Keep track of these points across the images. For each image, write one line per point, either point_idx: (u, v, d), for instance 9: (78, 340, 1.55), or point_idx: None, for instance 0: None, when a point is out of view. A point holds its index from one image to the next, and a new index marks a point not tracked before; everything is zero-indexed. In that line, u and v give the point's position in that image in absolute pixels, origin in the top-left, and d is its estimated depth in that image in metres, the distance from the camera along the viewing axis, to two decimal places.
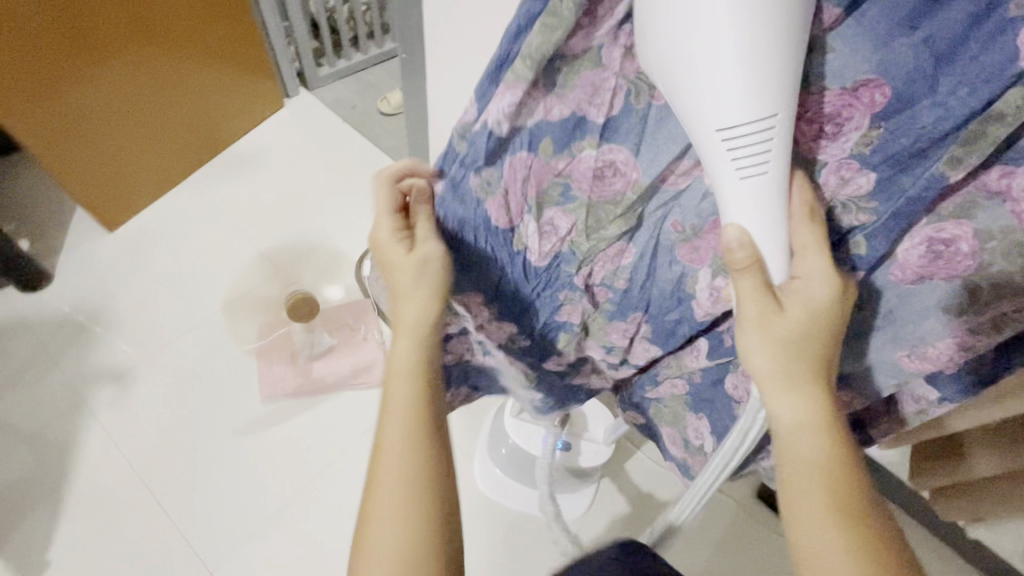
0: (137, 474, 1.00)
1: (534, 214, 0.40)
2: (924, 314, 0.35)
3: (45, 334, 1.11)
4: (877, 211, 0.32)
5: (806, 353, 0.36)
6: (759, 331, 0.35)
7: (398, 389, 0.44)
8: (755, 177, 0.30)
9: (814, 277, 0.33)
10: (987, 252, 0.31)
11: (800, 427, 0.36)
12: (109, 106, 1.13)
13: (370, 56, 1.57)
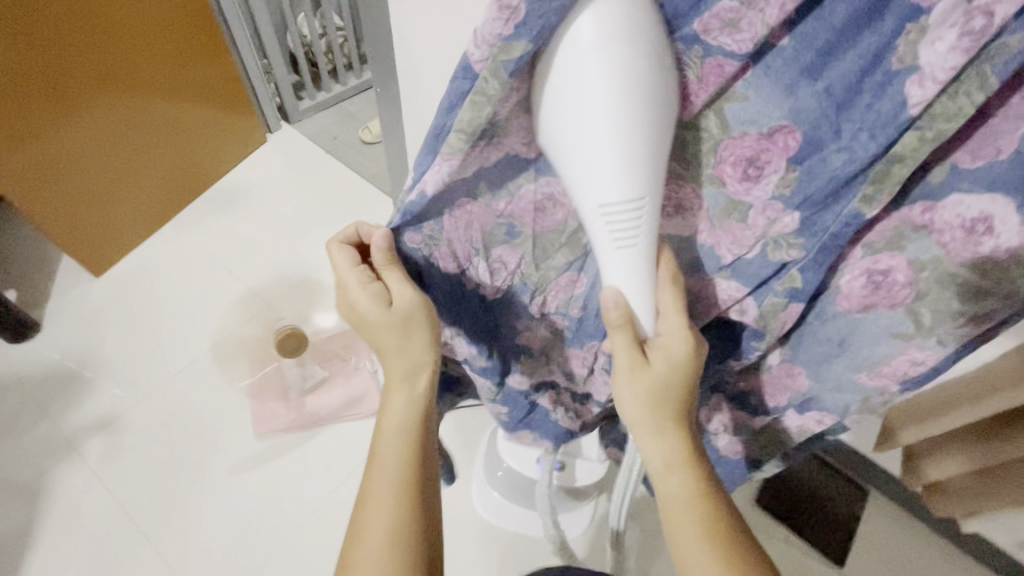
0: (134, 522, 0.98)
1: (482, 253, 0.42)
2: (877, 340, 0.39)
3: (33, 388, 1.10)
4: (805, 246, 0.36)
5: (675, 399, 0.41)
6: (636, 384, 0.39)
7: (389, 426, 0.46)
8: (626, 247, 0.35)
9: (676, 337, 0.39)
10: (920, 280, 0.35)
11: (671, 468, 0.42)
12: (88, 151, 1.14)
13: (350, 86, 1.60)
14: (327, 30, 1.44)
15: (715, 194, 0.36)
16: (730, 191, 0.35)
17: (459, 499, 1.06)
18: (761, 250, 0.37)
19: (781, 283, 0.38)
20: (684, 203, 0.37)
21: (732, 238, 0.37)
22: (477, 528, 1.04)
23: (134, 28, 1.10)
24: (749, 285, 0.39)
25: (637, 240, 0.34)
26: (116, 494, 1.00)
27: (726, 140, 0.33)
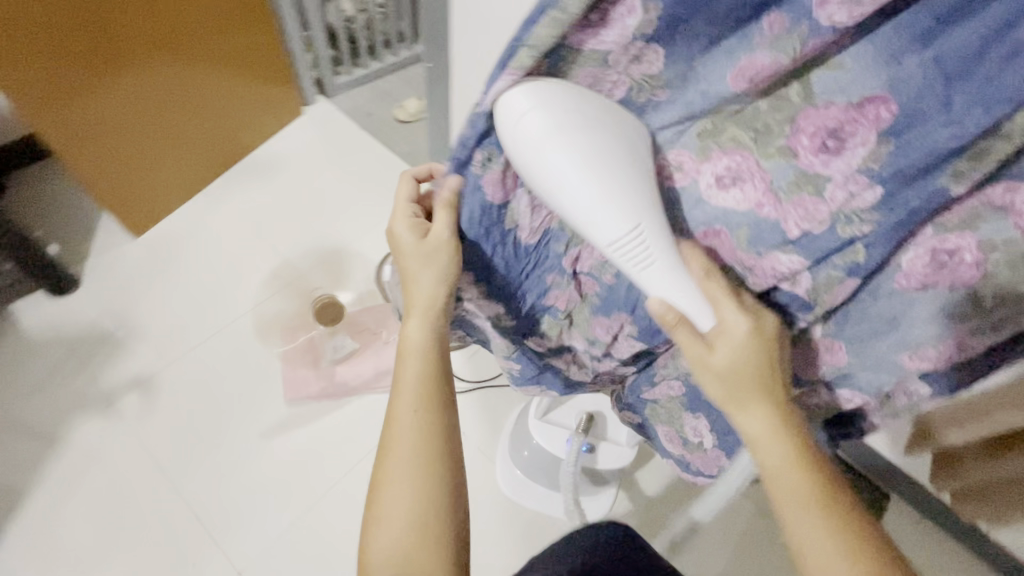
0: (167, 477, 1.01)
1: (529, 190, 0.41)
2: (929, 318, 0.37)
3: (71, 342, 1.13)
4: (878, 223, 0.34)
5: (760, 374, 0.39)
6: (708, 372, 0.40)
7: (408, 369, 0.48)
8: (651, 266, 0.37)
9: (734, 322, 0.38)
10: (989, 262, 0.33)
11: (765, 440, 0.40)
12: (132, 112, 1.15)
13: (387, 64, 1.60)
14: (369, 6, 1.44)
15: (785, 167, 0.35)
16: (803, 164, 0.34)
17: (481, 478, 1.07)
18: (831, 224, 0.35)
19: (843, 257, 0.36)
20: (745, 172, 0.36)
21: (801, 212, 0.35)
22: (499, 507, 1.05)
23: None
24: (811, 258, 0.37)
25: (654, 260, 0.36)
26: (149, 449, 1.03)
27: (806, 110, 0.33)
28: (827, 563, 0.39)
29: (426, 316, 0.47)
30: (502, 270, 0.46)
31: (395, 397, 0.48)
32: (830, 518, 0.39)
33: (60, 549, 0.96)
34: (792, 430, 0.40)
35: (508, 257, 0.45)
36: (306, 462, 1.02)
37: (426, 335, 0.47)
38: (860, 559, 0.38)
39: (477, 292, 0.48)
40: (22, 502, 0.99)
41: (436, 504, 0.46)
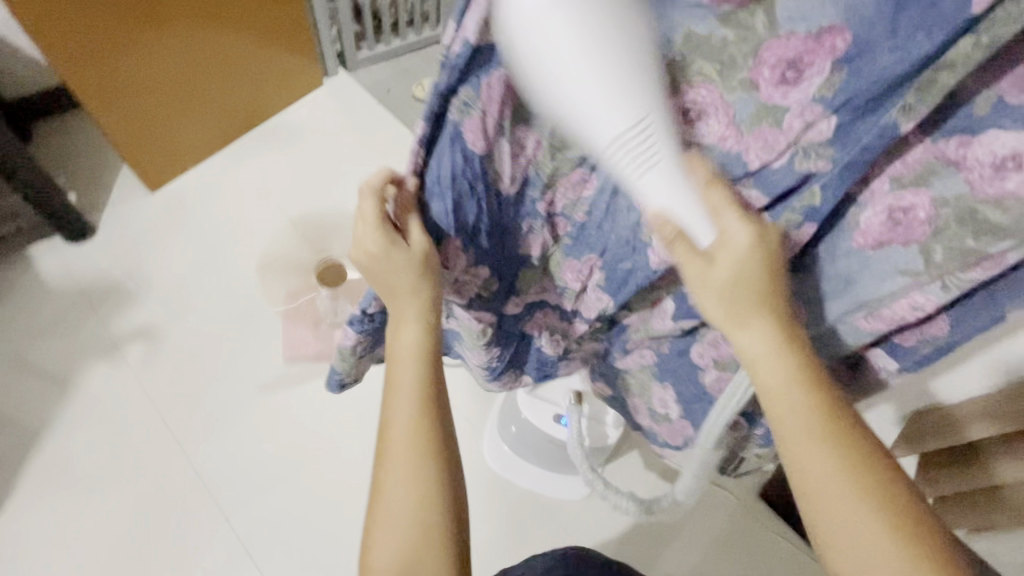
0: (164, 425, 1.04)
1: (508, 134, 0.40)
2: (884, 275, 0.40)
3: (82, 288, 1.16)
4: (833, 158, 0.36)
5: (759, 284, 0.39)
6: (707, 286, 0.39)
7: (403, 375, 0.48)
8: (652, 171, 0.34)
9: (733, 231, 0.38)
10: (939, 217, 0.36)
11: (766, 357, 0.40)
12: (154, 70, 1.17)
13: (409, 42, 1.61)
14: None
15: (746, 99, 0.36)
16: (763, 95, 0.36)
17: (468, 450, 1.08)
18: (790, 158, 0.37)
19: (800, 200, 0.38)
20: (710, 108, 0.37)
21: (762, 144, 0.37)
22: (483, 480, 1.07)
23: None
24: (770, 196, 0.39)
25: (656, 161, 0.34)
26: (149, 398, 1.06)
27: (770, 41, 0.34)
28: (828, 480, 0.40)
29: (417, 315, 0.46)
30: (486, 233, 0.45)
31: (391, 403, 0.49)
32: (830, 433, 0.40)
33: (58, 483, 1.00)
34: (791, 347, 0.41)
35: (494, 212, 0.44)
36: (298, 421, 1.05)
37: (420, 337, 0.47)
38: (860, 474, 0.40)
39: (465, 261, 0.46)
40: (24, 436, 1.03)
41: (436, 502, 0.47)
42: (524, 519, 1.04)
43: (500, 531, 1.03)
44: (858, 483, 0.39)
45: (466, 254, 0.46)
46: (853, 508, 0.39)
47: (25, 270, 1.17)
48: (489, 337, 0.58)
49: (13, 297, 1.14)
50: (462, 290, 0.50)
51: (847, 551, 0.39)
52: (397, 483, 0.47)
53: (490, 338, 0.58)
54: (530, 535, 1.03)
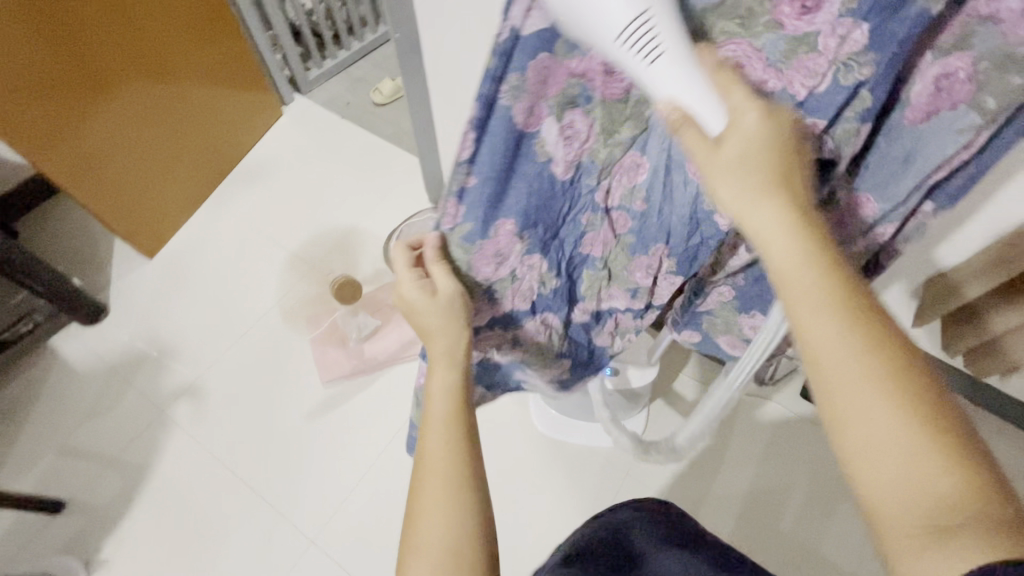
0: (227, 468, 1.07)
1: (555, 113, 0.39)
2: (941, 138, 0.36)
3: (110, 366, 1.18)
4: (877, 61, 0.33)
5: (776, 158, 0.34)
6: (717, 174, 0.34)
7: (436, 405, 0.48)
8: (660, 57, 0.32)
9: (746, 110, 0.34)
10: (981, 72, 0.33)
11: (791, 233, 0.34)
12: (122, 139, 1.19)
13: (354, 51, 1.63)
14: None
15: (774, 40, 0.35)
16: (790, 31, 0.34)
17: (517, 424, 1.11)
18: (833, 77, 0.35)
19: (855, 107, 0.35)
20: (744, 61, 0.36)
21: (805, 72, 0.35)
22: (538, 445, 1.09)
23: (134, 22, 1.12)
24: (826, 119, 0.36)
25: (663, 49, 0.32)
26: (206, 449, 1.09)
27: None
28: (852, 365, 0.33)
29: (451, 355, 0.48)
30: (541, 215, 0.45)
31: (424, 431, 0.47)
32: (882, 342, 0.33)
33: (138, 548, 1.02)
34: (809, 232, 0.35)
35: (544, 197, 0.44)
36: (352, 434, 1.09)
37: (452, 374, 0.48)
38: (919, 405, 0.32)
39: (521, 248, 0.46)
40: (95, 514, 1.05)
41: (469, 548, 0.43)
42: (586, 471, 1.06)
43: (569, 490, 1.04)
44: (901, 393, 0.32)
45: (521, 242, 0.46)
46: (876, 392, 0.32)
47: (53, 362, 1.19)
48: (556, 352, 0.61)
49: (48, 392, 1.16)
50: (517, 295, 0.51)
51: (899, 484, 0.32)
52: (429, 521, 0.44)
53: (558, 344, 0.60)
54: (598, 488, 1.05)
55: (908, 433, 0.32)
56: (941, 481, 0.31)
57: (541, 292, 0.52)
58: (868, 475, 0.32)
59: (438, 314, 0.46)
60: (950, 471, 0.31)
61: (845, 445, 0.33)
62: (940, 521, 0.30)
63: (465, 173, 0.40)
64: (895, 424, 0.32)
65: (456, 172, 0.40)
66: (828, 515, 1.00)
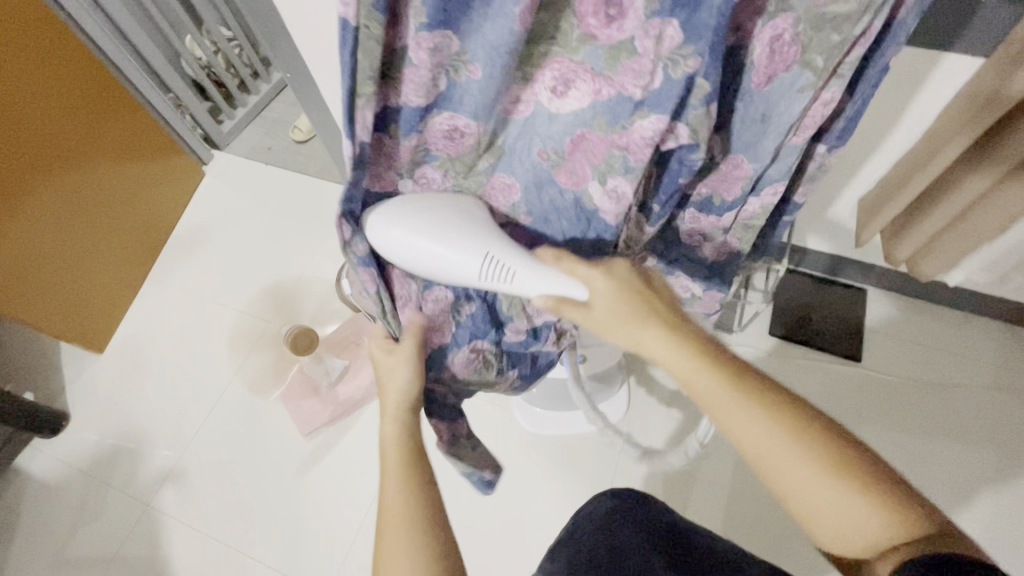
0: (225, 543, 1.05)
1: (406, 175, 0.47)
2: (791, 100, 0.41)
3: (85, 472, 1.15)
4: (698, 52, 0.35)
5: (639, 303, 0.45)
6: (602, 329, 0.45)
7: (388, 462, 0.48)
8: (514, 276, 0.45)
9: (595, 277, 0.45)
10: (802, 34, 0.38)
11: (678, 353, 0.43)
12: (46, 244, 1.15)
13: (265, 93, 1.59)
14: (219, 45, 1.43)
15: (593, 51, 0.38)
16: (605, 40, 0.37)
17: (504, 428, 1.10)
18: (664, 73, 0.37)
19: (696, 95, 0.38)
20: (571, 74, 0.40)
21: (632, 74, 0.38)
22: (529, 444, 1.08)
23: (27, 125, 1.07)
24: (668, 113, 0.39)
25: (515, 270, 0.45)
26: (204, 530, 1.07)
27: None
28: (769, 447, 0.40)
29: (395, 416, 0.51)
30: None
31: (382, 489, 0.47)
32: (777, 410, 0.40)
33: None
34: (696, 348, 0.43)
35: None
36: (344, 476, 1.07)
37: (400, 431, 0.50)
38: (820, 452, 0.39)
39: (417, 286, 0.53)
40: None
41: None
42: (581, 458, 1.06)
43: (568, 480, 1.04)
44: (807, 442, 0.39)
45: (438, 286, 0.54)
46: (794, 460, 0.39)
47: (27, 482, 1.15)
48: (495, 364, 0.59)
49: (28, 512, 1.12)
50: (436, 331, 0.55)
51: (830, 522, 0.39)
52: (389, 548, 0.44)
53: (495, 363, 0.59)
54: (600, 470, 1.05)
55: (824, 475, 0.39)
56: (868, 513, 0.38)
57: (459, 321, 0.56)
58: (811, 517, 0.39)
59: (398, 373, 0.51)
60: (862, 497, 0.38)
61: (793, 506, 0.40)
62: (880, 549, 0.37)
63: (359, 245, 0.44)
64: (812, 473, 0.39)
65: (343, 222, 0.43)
66: None
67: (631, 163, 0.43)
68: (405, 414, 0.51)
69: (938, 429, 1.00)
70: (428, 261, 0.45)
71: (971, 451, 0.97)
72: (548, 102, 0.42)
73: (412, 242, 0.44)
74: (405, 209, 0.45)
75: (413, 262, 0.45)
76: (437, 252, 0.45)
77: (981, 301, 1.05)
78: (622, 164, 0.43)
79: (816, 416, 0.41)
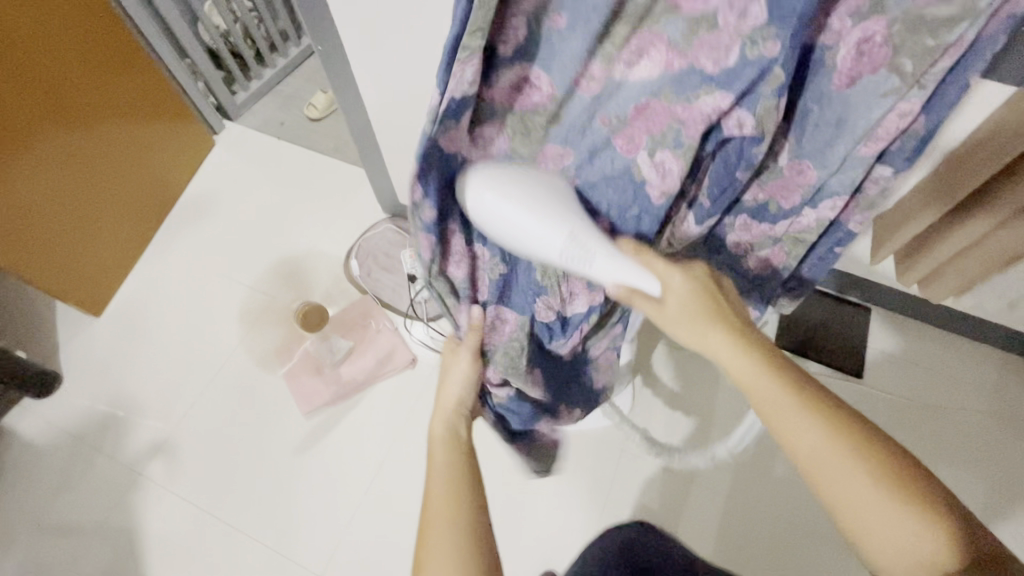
0: (215, 519, 1.03)
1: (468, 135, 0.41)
2: (870, 104, 0.41)
3: (73, 438, 1.12)
4: (778, 36, 0.37)
5: (705, 305, 0.48)
6: (668, 323, 0.49)
7: (438, 453, 0.52)
8: (593, 259, 0.45)
9: (673, 276, 0.48)
10: (895, 35, 0.38)
11: (735, 356, 0.47)
12: (52, 201, 1.13)
13: (281, 67, 1.57)
14: (240, 14, 1.41)
15: (676, 22, 0.37)
16: (687, 11, 0.37)
17: None
18: (740, 52, 0.38)
19: (768, 84, 0.40)
20: (648, 44, 0.39)
21: (708, 48, 0.38)
22: None
23: (41, 75, 1.04)
24: (734, 92, 0.40)
25: (596, 253, 0.45)
26: (194, 504, 1.05)
27: None
28: (823, 456, 0.42)
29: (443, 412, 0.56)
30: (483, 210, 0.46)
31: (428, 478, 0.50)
32: (837, 426, 0.42)
33: None
34: (760, 356, 0.46)
35: None
36: (342, 458, 1.06)
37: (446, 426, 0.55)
38: (877, 474, 0.41)
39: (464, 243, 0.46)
40: None
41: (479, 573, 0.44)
42: (582, 454, 1.06)
43: (568, 478, 1.04)
44: (862, 461, 0.41)
45: (479, 248, 0.48)
46: (849, 475, 0.41)
47: (12, 444, 1.12)
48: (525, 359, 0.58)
49: (11, 475, 1.09)
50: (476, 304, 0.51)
51: (879, 540, 0.40)
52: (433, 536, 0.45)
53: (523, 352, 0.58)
54: (599, 468, 1.05)
55: (877, 493, 0.40)
56: (922, 538, 0.38)
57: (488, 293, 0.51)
58: (860, 533, 0.41)
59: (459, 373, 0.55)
60: (917, 523, 0.39)
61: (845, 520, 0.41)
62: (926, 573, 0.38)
63: (426, 210, 0.41)
64: (865, 489, 0.40)
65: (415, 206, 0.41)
66: None
67: (683, 139, 0.43)
68: (456, 417, 0.56)
69: (934, 450, 1.01)
70: (515, 235, 0.42)
71: (966, 473, 1.00)
72: (619, 72, 0.40)
73: (509, 208, 0.41)
74: (495, 177, 0.41)
75: (504, 239, 0.43)
76: (530, 225, 0.42)
77: (985, 329, 1.07)
78: (675, 140, 0.43)
79: (879, 436, 0.42)
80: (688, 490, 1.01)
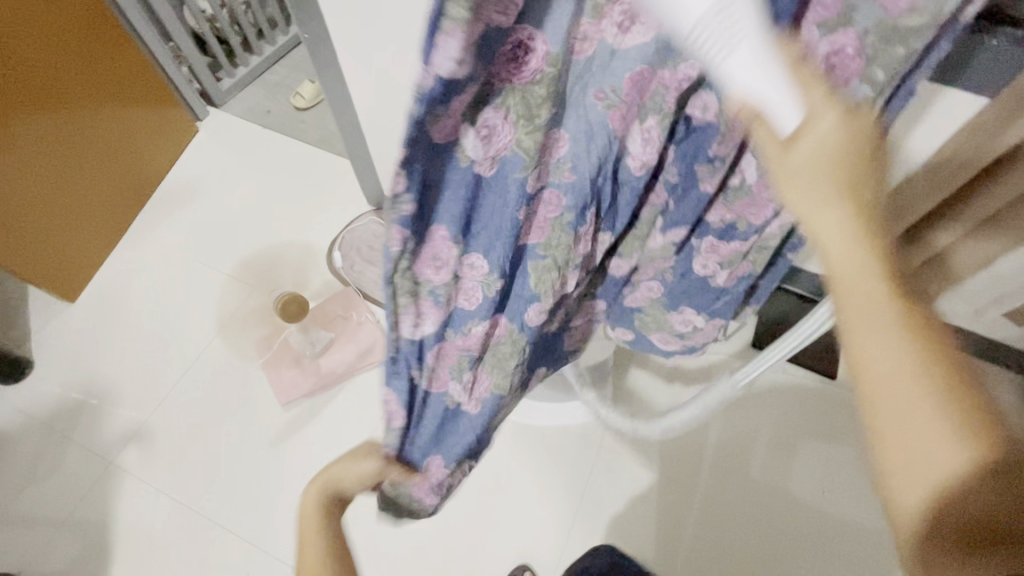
0: (189, 508, 1.02)
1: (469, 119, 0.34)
2: None
3: (43, 425, 1.09)
4: None
5: (844, 167, 0.32)
6: (786, 177, 0.33)
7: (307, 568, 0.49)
8: (737, 49, 0.28)
9: (825, 113, 0.31)
10: (867, 47, 0.38)
11: (847, 239, 0.33)
12: (29, 182, 1.10)
13: (268, 55, 1.55)
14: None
15: None
16: None
17: None
18: None
19: None
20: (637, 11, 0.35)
21: None
22: (510, 434, 1.08)
23: (19, 51, 1.02)
24: None
25: (743, 39, 0.27)
26: (167, 494, 1.03)
27: None
28: (899, 387, 0.30)
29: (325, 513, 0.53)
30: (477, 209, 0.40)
31: None
32: (935, 355, 0.31)
33: None
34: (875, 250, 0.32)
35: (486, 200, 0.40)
36: (320, 449, 1.05)
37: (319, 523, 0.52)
38: (967, 429, 0.29)
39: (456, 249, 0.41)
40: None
41: None
42: (560, 448, 1.06)
43: (546, 472, 1.05)
44: (953, 406, 0.30)
45: (474, 254, 0.44)
46: (923, 420, 0.30)
47: None
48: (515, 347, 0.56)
49: None
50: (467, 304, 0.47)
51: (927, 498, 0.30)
52: None
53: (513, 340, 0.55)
54: (577, 463, 1.05)
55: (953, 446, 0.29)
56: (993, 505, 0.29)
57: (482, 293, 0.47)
58: (896, 484, 0.31)
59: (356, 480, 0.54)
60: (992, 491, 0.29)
61: (882, 465, 0.32)
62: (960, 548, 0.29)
63: (404, 205, 0.34)
64: (940, 438, 0.29)
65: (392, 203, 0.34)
66: (790, 451, 1.03)
67: None
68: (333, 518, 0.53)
69: None
70: None
71: None
72: (612, 39, 0.37)
73: None
74: None
75: None
76: None
77: None
78: None
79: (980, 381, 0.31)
80: (665, 485, 1.03)
